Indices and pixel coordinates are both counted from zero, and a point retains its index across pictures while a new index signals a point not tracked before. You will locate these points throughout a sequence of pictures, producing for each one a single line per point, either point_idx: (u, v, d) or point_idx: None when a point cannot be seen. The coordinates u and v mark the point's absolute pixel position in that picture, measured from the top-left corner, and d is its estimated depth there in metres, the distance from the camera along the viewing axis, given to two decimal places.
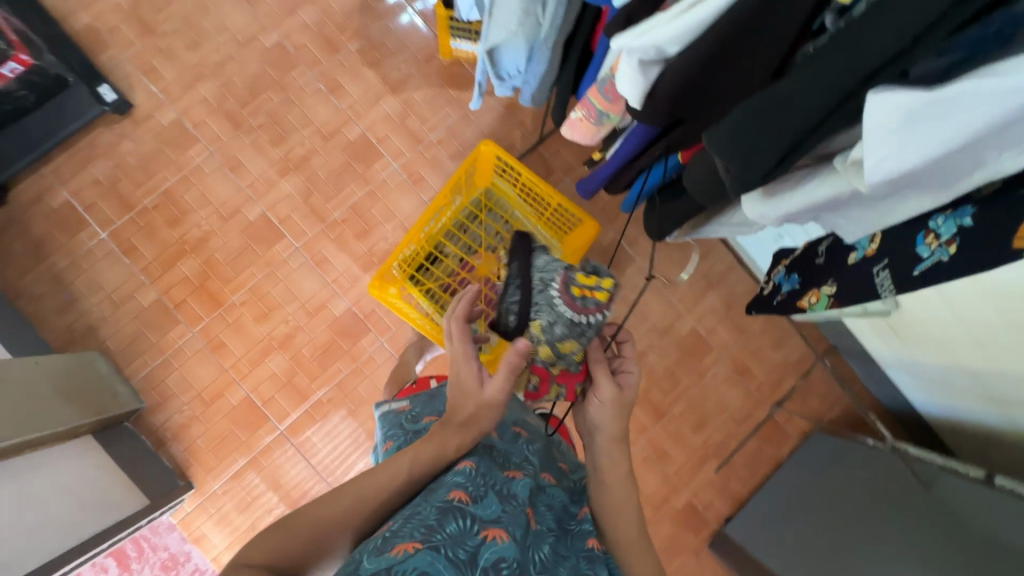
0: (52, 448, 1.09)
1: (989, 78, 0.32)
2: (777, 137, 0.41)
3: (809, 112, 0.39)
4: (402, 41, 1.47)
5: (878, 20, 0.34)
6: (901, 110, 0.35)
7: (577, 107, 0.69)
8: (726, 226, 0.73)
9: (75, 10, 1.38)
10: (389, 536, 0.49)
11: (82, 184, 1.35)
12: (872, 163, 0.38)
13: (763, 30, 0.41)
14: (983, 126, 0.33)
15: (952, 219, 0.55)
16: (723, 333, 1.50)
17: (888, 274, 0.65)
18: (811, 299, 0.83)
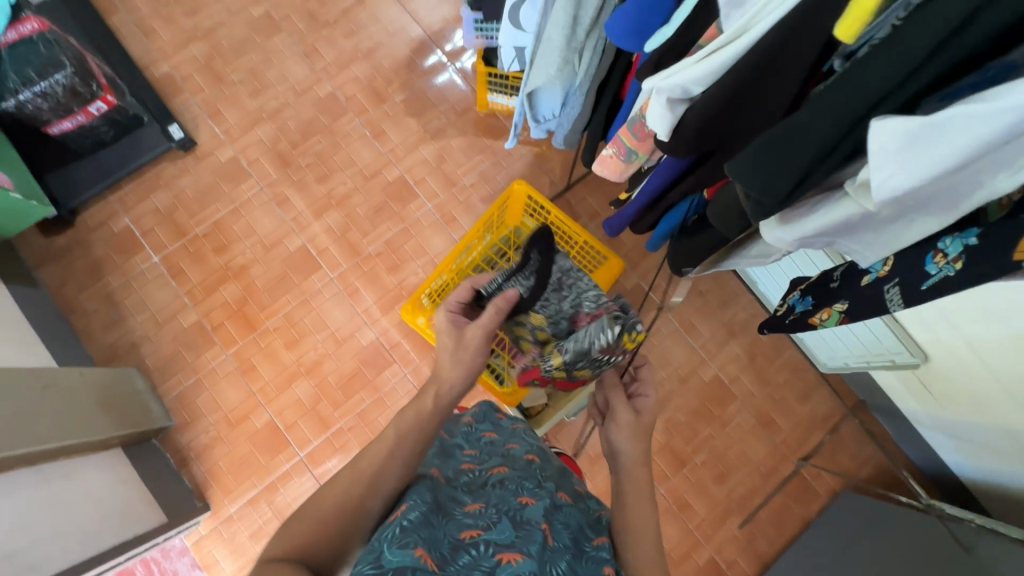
0: (88, 457, 1.13)
1: (981, 104, 0.35)
2: (793, 160, 0.45)
3: (822, 138, 0.42)
4: (443, 94, 1.59)
5: (879, 62, 0.38)
6: (901, 134, 0.37)
7: (608, 146, 0.75)
8: (745, 260, 0.76)
9: (157, 60, 1.55)
10: (408, 528, 0.51)
11: (143, 212, 1.47)
12: (877, 183, 0.40)
13: (777, 72, 0.46)
14: (977, 146, 0.36)
15: (957, 238, 0.48)
16: (746, 382, 1.48)
17: (897, 291, 0.55)
18: (822, 317, 0.68)
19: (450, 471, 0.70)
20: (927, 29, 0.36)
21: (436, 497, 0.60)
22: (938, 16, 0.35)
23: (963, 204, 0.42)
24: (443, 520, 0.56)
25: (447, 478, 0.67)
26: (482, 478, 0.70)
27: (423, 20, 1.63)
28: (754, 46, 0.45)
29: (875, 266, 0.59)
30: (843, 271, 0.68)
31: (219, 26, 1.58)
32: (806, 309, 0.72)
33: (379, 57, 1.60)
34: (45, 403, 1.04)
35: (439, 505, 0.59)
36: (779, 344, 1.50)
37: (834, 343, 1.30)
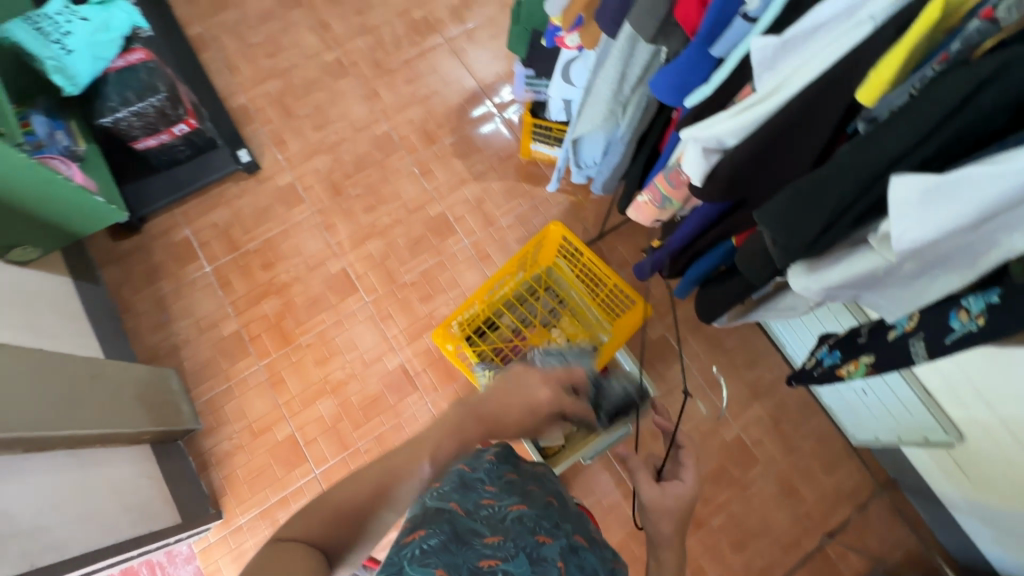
0: (119, 448, 1.18)
1: (995, 164, 0.38)
2: (818, 208, 0.48)
3: (846, 188, 0.46)
4: (489, 141, 1.70)
5: (898, 123, 0.42)
6: (921, 188, 0.41)
7: (644, 193, 0.80)
8: (773, 311, 0.79)
9: (236, 93, 1.71)
10: (422, 559, 0.47)
11: (203, 225, 1.58)
12: (897, 234, 0.43)
13: (804, 129, 0.51)
14: (992, 202, 0.39)
15: (979, 296, 0.51)
16: (770, 446, 1.44)
17: (922, 344, 0.58)
18: (850, 368, 0.72)
19: (467, 501, 0.58)
20: (944, 96, 0.40)
21: (453, 526, 0.53)
22: (953, 84, 0.39)
23: (982, 261, 0.45)
24: (462, 547, 0.50)
25: (466, 511, 0.56)
26: (500, 514, 0.58)
27: (478, 74, 1.77)
28: (785, 105, 0.51)
29: (902, 322, 0.62)
30: (871, 328, 0.71)
31: (294, 67, 1.75)
32: (833, 362, 0.76)
33: (433, 103, 1.73)
34: (91, 390, 1.11)
35: (458, 534, 0.52)
36: (805, 410, 1.47)
37: (866, 415, 1.27)
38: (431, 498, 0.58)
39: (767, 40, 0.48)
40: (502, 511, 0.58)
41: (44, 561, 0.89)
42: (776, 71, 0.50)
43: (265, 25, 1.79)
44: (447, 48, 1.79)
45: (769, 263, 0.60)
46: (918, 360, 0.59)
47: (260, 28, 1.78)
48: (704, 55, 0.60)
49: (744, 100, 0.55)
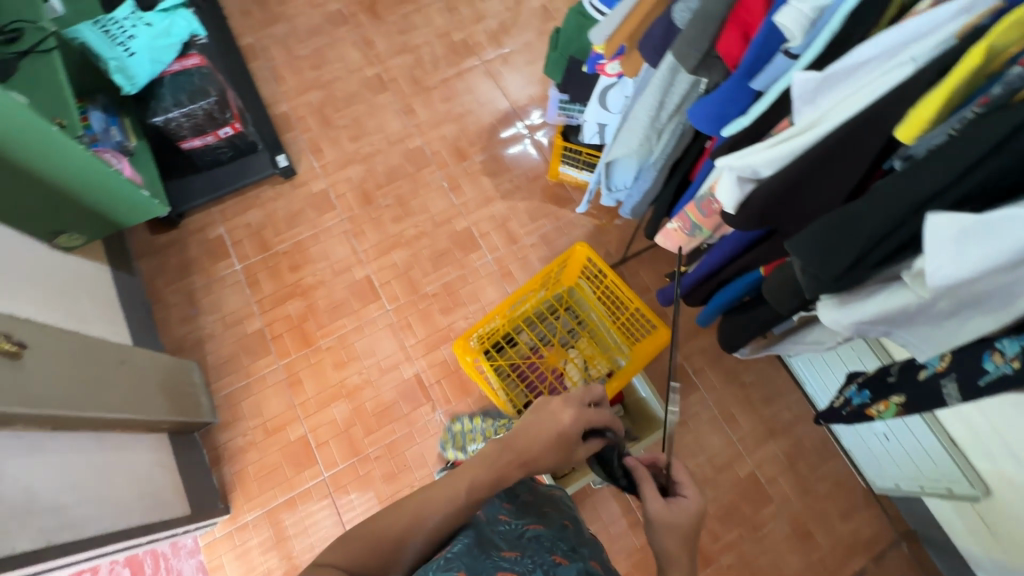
0: (138, 435, 1.20)
1: None
2: (850, 240, 0.48)
3: (881, 222, 0.46)
4: (518, 161, 1.74)
5: (934, 162, 0.43)
6: (956, 226, 0.41)
7: (675, 220, 0.82)
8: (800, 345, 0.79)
9: (280, 101, 1.79)
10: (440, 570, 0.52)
11: (237, 225, 1.64)
12: (931, 270, 0.43)
13: (839, 163, 0.52)
14: None
15: (1016, 338, 0.49)
16: (785, 486, 1.41)
17: (954, 385, 0.57)
18: (880, 409, 0.70)
19: (488, 517, 0.67)
20: (981, 138, 0.40)
21: (474, 539, 0.60)
22: (990, 128, 0.40)
23: (1018, 304, 0.44)
24: (479, 559, 0.56)
25: (485, 523, 0.65)
26: (518, 531, 0.65)
27: (511, 96, 1.82)
28: (822, 139, 0.52)
29: (932, 361, 0.60)
30: (900, 366, 0.68)
31: (337, 80, 1.82)
32: (862, 401, 0.73)
33: (467, 121, 1.78)
34: (119, 375, 1.14)
35: (477, 545, 0.58)
36: (823, 452, 1.43)
37: (887, 460, 1.25)
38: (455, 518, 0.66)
39: (809, 74, 0.50)
40: (519, 529, 0.65)
41: (59, 538, 0.91)
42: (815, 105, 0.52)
43: (312, 39, 1.87)
44: (484, 70, 1.85)
45: (797, 293, 0.60)
46: (949, 402, 0.58)
47: (308, 41, 1.87)
48: (743, 88, 0.62)
49: (780, 133, 0.56)
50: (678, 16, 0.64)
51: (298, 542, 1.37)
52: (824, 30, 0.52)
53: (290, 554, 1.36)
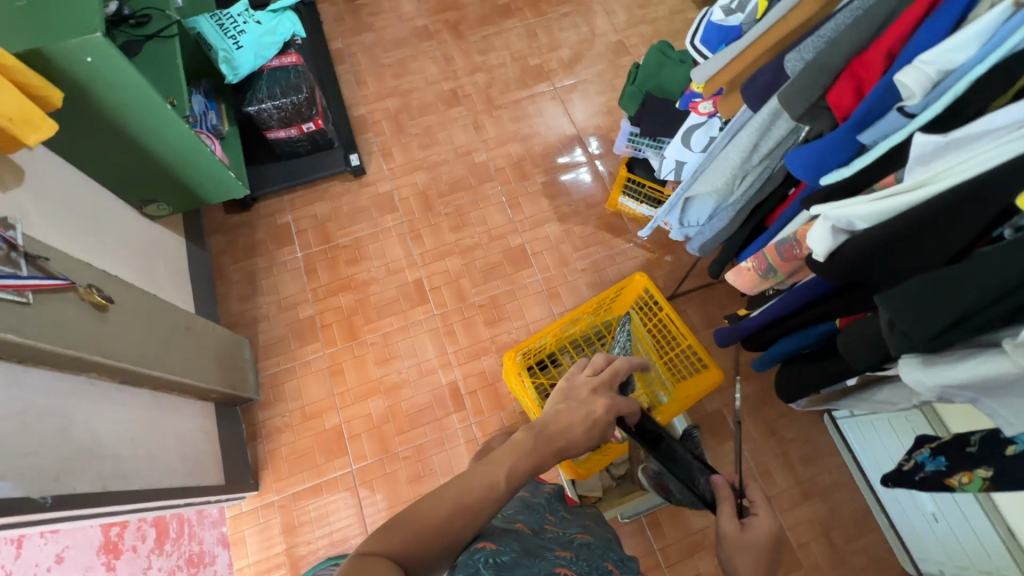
0: (189, 400, 1.26)
1: None
2: (946, 302, 0.48)
3: (986, 288, 0.46)
4: (579, 186, 1.76)
5: None
6: None
7: (749, 259, 0.82)
8: (864, 403, 0.80)
9: (359, 104, 1.88)
10: (503, 565, 0.56)
11: (304, 215, 1.72)
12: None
13: (943, 225, 0.51)
14: None
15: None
16: (818, 553, 1.34)
17: None
18: (961, 480, 0.72)
19: (534, 524, 0.71)
20: None
21: (525, 543, 0.64)
22: None
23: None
24: (535, 560, 0.60)
25: (534, 530, 0.69)
26: (565, 539, 0.70)
27: (579, 124, 1.86)
28: (929, 199, 0.52)
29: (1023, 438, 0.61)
30: (981, 438, 0.70)
31: (414, 90, 1.91)
32: (937, 468, 0.75)
33: (533, 142, 1.83)
34: (182, 340, 1.21)
35: (529, 550, 0.62)
36: (862, 524, 1.36)
37: (935, 544, 1.19)
38: (502, 520, 0.70)
39: (929, 137, 0.50)
40: (567, 536, 0.71)
41: (112, 486, 0.95)
42: (926, 165, 0.52)
43: (397, 50, 1.97)
44: (555, 96, 1.90)
45: (878, 348, 0.59)
46: None
47: (393, 52, 1.97)
48: (848, 141, 0.63)
49: (883, 189, 0.57)
50: (790, 65, 0.67)
51: (317, 530, 1.39)
52: (947, 91, 0.53)
53: (297, 545, 1.38)
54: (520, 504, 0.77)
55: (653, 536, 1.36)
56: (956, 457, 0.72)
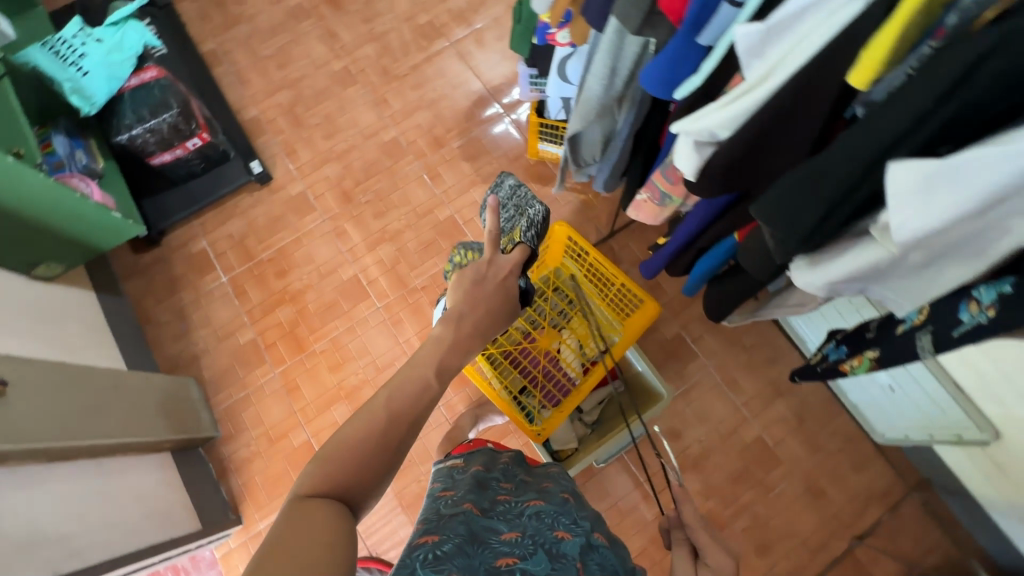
0: (142, 456, 1.21)
1: (995, 147, 0.34)
2: (808, 204, 0.46)
3: (842, 180, 0.43)
4: (497, 142, 1.69)
5: (890, 110, 0.39)
6: (919, 177, 0.36)
7: (644, 191, 0.81)
8: (781, 309, 0.81)
9: (248, 105, 1.75)
10: (441, 558, 0.52)
11: (219, 236, 1.62)
12: (896, 223, 0.39)
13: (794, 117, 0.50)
14: (992, 192, 0.35)
15: (991, 286, 0.47)
16: (794, 446, 1.39)
17: (928, 338, 0.55)
18: (854, 364, 0.71)
19: (484, 501, 0.69)
20: (937, 75, 0.37)
21: (470, 527, 0.60)
22: (942, 66, 0.36)
23: (997, 253, 0.40)
24: (477, 546, 0.56)
25: (482, 508, 0.66)
26: (517, 510, 0.67)
27: (485, 75, 1.75)
28: (777, 93, 0.49)
29: (911, 315, 0.59)
30: (879, 323, 0.69)
31: (305, 77, 1.78)
32: (838, 357, 0.75)
33: (440, 106, 1.73)
34: (112, 399, 1.15)
35: (474, 534, 0.58)
36: (832, 409, 1.41)
37: (890, 409, 1.22)
38: (449, 505, 0.67)
39: (751, 27, 0.45)
40: (519, 508, 0.67)
41: (66, 568, 0.92)
42: (766, 58, 0.47)
43: (276, 38, 1.82)
44: (452, 51, 1.79)
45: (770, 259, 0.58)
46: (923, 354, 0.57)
47: (271, 40, 1.82)
48: (693, 44, 0.58)
49: (732, 90, 0.53)
50: None
51: None
52: None
53: None
54: (476, 486, 0.73)
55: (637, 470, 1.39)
56: (855, 343, 0.72)
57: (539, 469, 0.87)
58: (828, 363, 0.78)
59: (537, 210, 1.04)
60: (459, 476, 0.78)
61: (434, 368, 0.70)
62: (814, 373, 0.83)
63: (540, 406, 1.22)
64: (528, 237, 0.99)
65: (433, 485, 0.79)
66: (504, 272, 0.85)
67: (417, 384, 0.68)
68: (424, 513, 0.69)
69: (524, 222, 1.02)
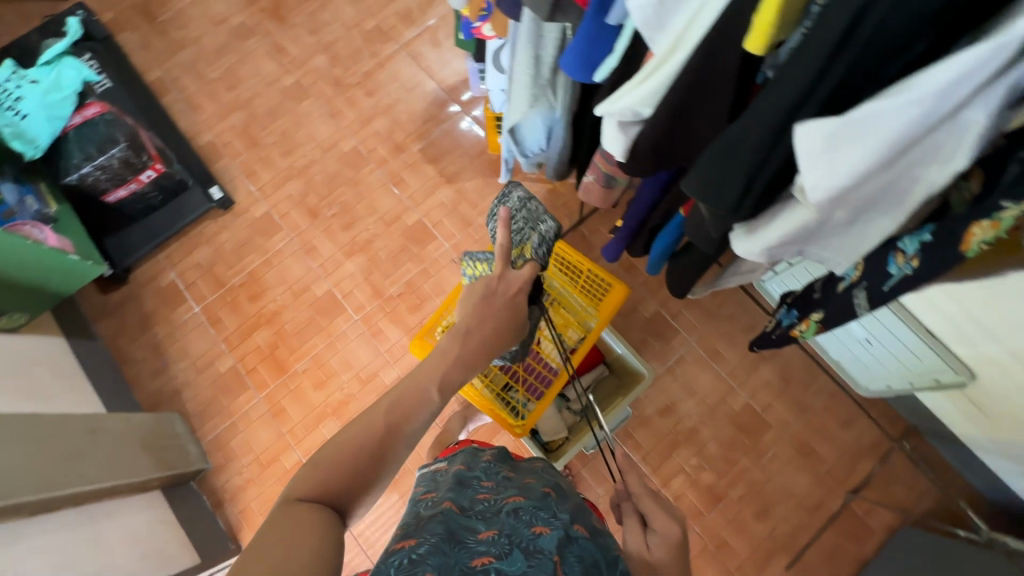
0: (127, 498, 1.19)
1: (888, 97, 0.39)
2: (732, 172, 0.50)
3: (756, 147, 0.47)
4: (458, 140, 1.67)
5: (788, 76, 0.42)
6: (828, 133, 0.41)
7: (589, 172, 0.87)
8: (735, 277, 0.90)
9: (202, 130, 1.72)
10: (416, 561, 0.52)
11: (188, 266, 1.60)
12: (812, 184, 0.44)
13: (709, 86, 0.52)
14: (891, 139, 0.40)
15: (914, 237, 0.54)
16: (781, 410, 1.40)
17: (863, 295, 0.63)
18: (803, 328, 0.78)
19: (464, 500, 0.69)
20: (821, 39, 0.39)
21: (447, 526, 0.60)
22: (824, 30, 0.39)
23: (908, 200, 0.47)
24: (454, 546, 0.56)
25: (461, 507, 0.66)
26: (496, 508, 0.67)
27: (438, 74, 1.73)
28: (687, 63, 0.51)
29: (848, 273, 0.66)
30: (822, 283, 0.76)
31: (256, 96, 1.75)
32: (790, 322, 0.82)
33: (397, 111, 1.71)
34: (89, 444, 1.13)
35: (451, 534, 0.58)
36: (815, 368, 1.42)
37: (872, 363, 1.18)
38: (429, 507, 0.67)
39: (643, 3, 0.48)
40: (498, 505, 0.68)
41: None
42: (670, 31, 0.50)
43: (222, 59, 1.79)
44: (403, 54, 1.76)
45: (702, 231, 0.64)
46: (859, 309, 0.65)
47: (218, 62, 1.79)
48: (604, 26, 0.60)
49: (645, 66, 0.56)
50: None
51: None
52: None
53: None
54: (457, 485, 0.73)
55: (631, 450, 1.41)
56: (804, 305, 0.78)
57: (522, 465, 0.86)
58: (783, 329, 0.85)
59: (549, 226, 0.95)
60: (441, 479, 0.78)
61: (438, 380, 0.69)
62: (772, 341, 0.89)
63: (524, 401, 1.21)
64: (537, 258, 0.93)
65: (416, 490, 0.79)
66: (513, 288, 0.81)
67: (417, 394, 0.67)
68: (406, 517, 0.69)
69: (536, 237, 0.93)
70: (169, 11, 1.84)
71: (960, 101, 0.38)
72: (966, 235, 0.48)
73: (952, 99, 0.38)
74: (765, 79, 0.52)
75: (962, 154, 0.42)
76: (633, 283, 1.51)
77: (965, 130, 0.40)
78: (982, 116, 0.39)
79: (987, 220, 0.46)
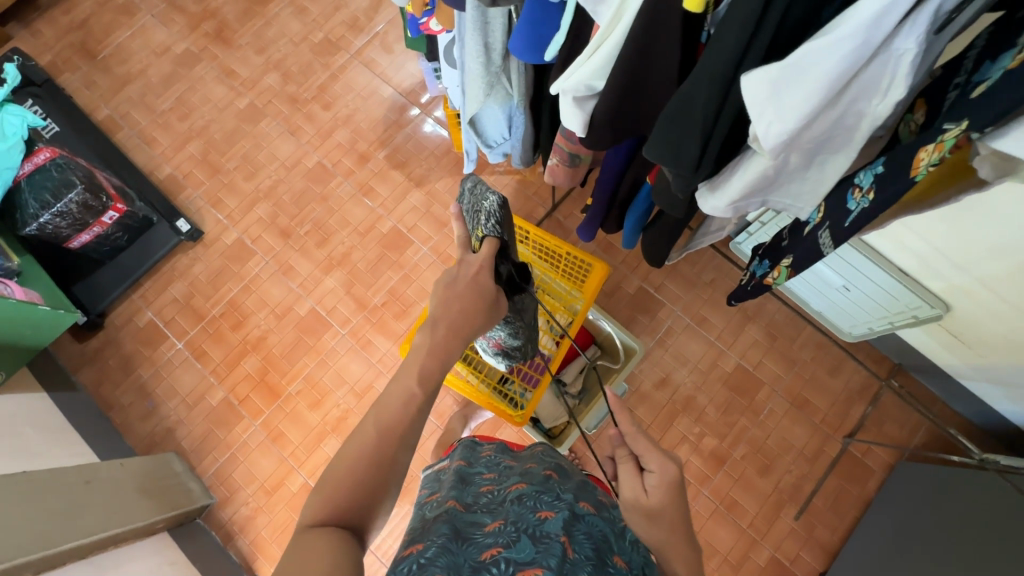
0: (136, 544, 1.17)
1: (821, 39, 0.41)
2: (688, 132, 0.52)
3: (706, 104, 0.49)
4: (422, 144, 1.66)
5: (724, 30, 0.44)
6: (768, 82, 0.44)
7: (553, 156, 0.88)
8: (706, 237, 0.92)
9: (160, 164, 1.69)
10: (425, 565, 0.52)
11: (164, 303, 1.57)
12: (762, 131, 0.47)
13: (654, 52, 0.53)
14: (828, 79, 0.42)
15: (868, 171, 0.56)
16: (772, 365, 1.43)
17: (828, 234, 0.64)
18: (775, 275, 0.81)
19: (467, 497, 0.69)
20: None
21: (453, 526, 0.60)
22: None
23: (856, 135, 0.50)
24: (460, 544, 0.56)
25: (465, 505, 0.66)
26: (500, 498, 0.68)
27: (393, 79, 1.72)
28: (631, 29, 0.53)
29: (812, 216, 0.68)
30: (789, 231, 0.78)
31: (211, 123, 1.72)
32: (763, 272, 0.84)
33: (357, 120, 1.69)
34: (87, 495, 1.11)
35: (457, 532, 0.58)
36: (798, 321, 1.45)
37: (851, 308, 1.21)
38: (433, 509, 0.67)
39: None
40: (502, 495, 0.68)
41: None
42: (609, 1, 0.52)
43: (171, 89, 1.75)
44: (355, 62, 1.74)
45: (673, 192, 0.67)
46: (826, 248, 0.66)
47: (166, 93, 1.75)
48: (547, 6, 0.63)
49: (591, 40, 0.58)
50: None
51: None
52: None
53: None
54: (457, 481, 0.74)
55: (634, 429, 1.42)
56: (774, 254, 0.81)
57: (522, 453, 0.86)
58: (756, 280, 0.87)
59: (491, 201, 0.80)
60: (443, 478, 0.79)
61: None
62: (748, 294, 0.92)
63: (522, 391, 1.21)
64: (488, 233, 0.78)
65: (421, 492, 0.79)
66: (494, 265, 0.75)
67: (402, 397, 0.61)
68: (412, 523, 0.68)
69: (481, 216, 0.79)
70: (109, 46, 1.79)
71: (888, 32, 0.40)
72: (915, 161, 0.51)
73: (880, 29, 0.39)
74: (710, 36, 0.53)
75: (899, 85, 0.44)
76: (613, 263, 1.52)
77: (898, 60, 0.42)
78: (911, 44, 0.41)
79: (933, 144, 0.48)
